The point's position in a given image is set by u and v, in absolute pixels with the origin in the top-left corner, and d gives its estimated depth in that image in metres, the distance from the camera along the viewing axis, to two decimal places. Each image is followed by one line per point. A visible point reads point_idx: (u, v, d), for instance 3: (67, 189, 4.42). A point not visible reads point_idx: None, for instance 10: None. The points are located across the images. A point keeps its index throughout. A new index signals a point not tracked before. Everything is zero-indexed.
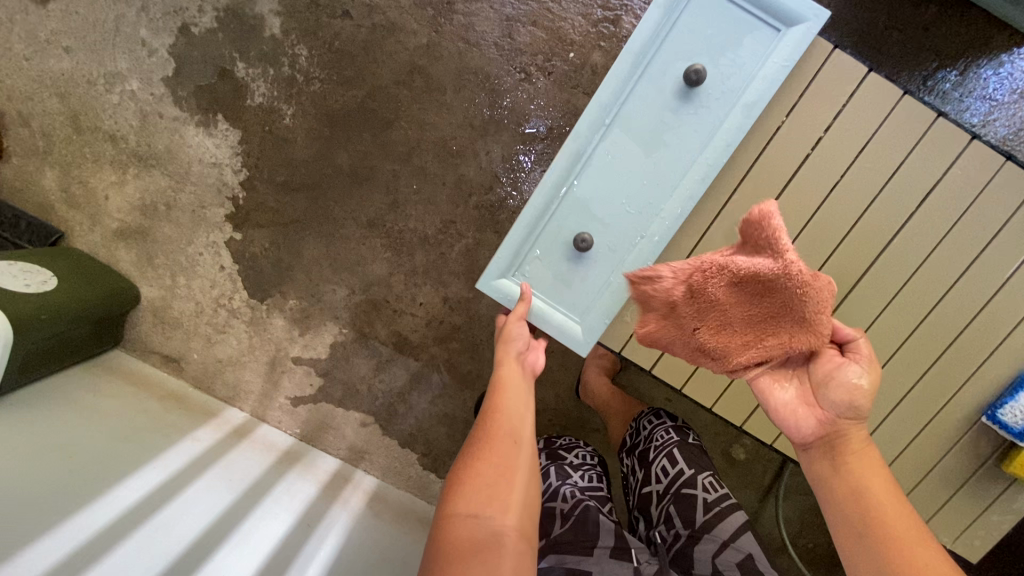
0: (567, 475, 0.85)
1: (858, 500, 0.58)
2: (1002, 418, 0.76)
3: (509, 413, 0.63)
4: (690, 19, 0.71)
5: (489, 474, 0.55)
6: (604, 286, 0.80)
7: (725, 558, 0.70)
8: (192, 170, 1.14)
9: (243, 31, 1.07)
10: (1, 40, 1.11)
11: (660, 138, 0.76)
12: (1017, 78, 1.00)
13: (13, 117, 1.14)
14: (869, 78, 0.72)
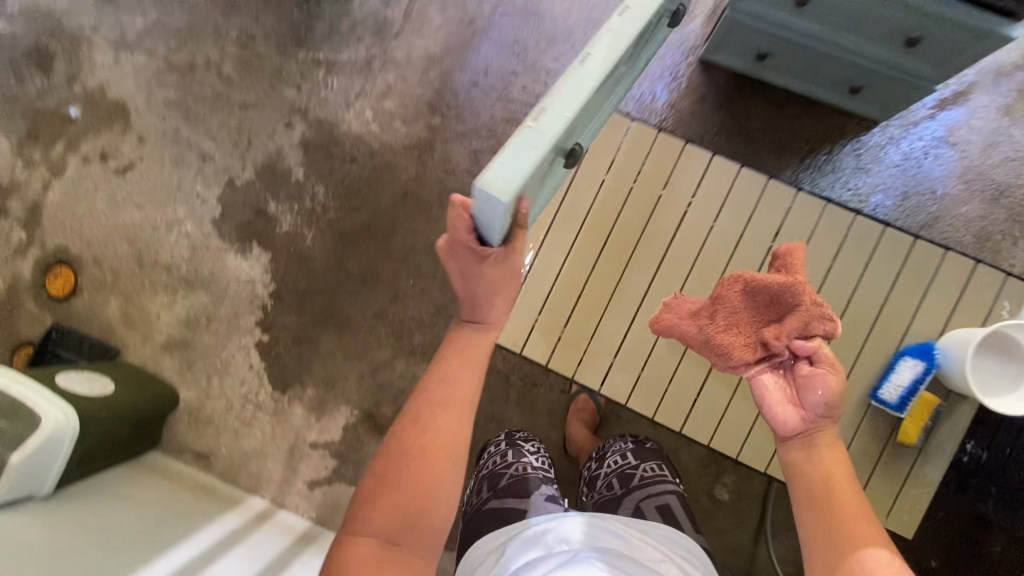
0: (524, 454, 1.00)
1: (822, 476, 0.75)
2: (883, 396, 1.10)
3: (429, 441, 0.68)
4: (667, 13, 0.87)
5: (413, 468, 0.67)
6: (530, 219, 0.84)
7: (647, 502, 0.90)
8: (230, 288, 1.40)
9: (275, 179, 1.39)
10: (87, 203, 1.43)
11: (596, 118, 0.88)
12: (873, 152, 1.28)
13: (89, 260, 1.43)
14: (717, 168, 1.20)
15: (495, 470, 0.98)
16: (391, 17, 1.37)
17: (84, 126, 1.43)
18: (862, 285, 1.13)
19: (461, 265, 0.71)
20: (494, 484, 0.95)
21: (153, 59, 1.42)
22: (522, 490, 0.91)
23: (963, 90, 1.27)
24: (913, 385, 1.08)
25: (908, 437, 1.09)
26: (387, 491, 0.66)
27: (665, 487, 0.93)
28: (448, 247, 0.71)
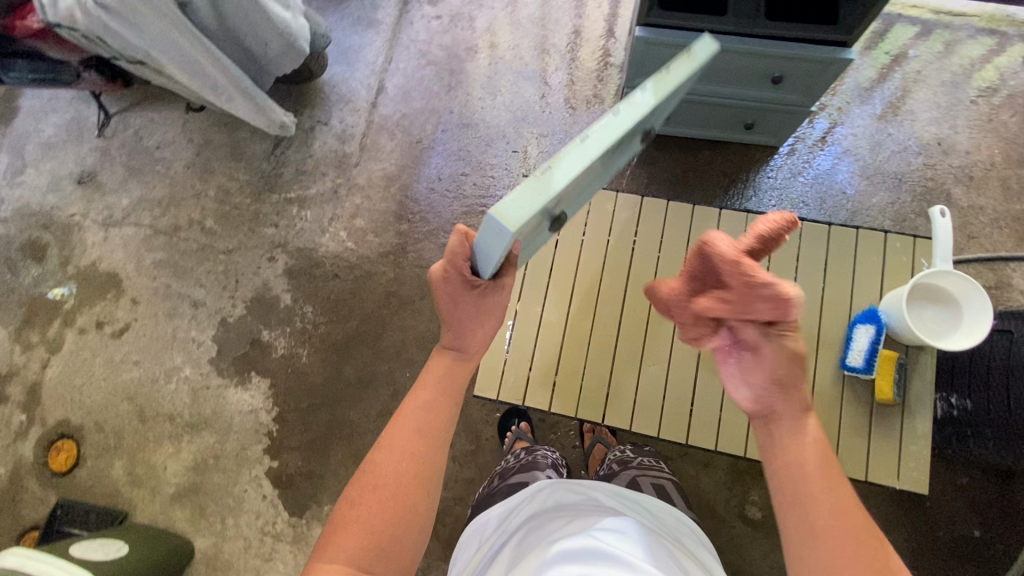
0: (537, 449, 1.16)
1: (790, 420, 0.70)
2: (848, 362, 0.89)
3: (412, 462, 0.70)
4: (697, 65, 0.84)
5: (396, 491, 0.68)
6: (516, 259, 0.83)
7: (643, 478, 1.03)
8: (234, 421, 1.43)
9: (265, 309, 1.49)
10: (85, 372, 1.49)
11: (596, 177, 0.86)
12: (783, 172, 1.48)
13: (91, 426, 1.45)
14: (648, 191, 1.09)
15: (508, 467, 1.09)
16: (349, 150, 1.57)
17: (79, 300, 1.53)
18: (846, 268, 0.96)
19: (451, 289, 0.77)
20: (505, 474, 1.06)
21: (140, 228, 1.56)
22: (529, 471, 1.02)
23: (839, 108, 1.51)
24: (874, 349, 0.87)
25: (889, 397, 0.86)
26: (353, 519, 0.66)
27: (660, 474, 1.05)
28: (442, 272, 0.77)
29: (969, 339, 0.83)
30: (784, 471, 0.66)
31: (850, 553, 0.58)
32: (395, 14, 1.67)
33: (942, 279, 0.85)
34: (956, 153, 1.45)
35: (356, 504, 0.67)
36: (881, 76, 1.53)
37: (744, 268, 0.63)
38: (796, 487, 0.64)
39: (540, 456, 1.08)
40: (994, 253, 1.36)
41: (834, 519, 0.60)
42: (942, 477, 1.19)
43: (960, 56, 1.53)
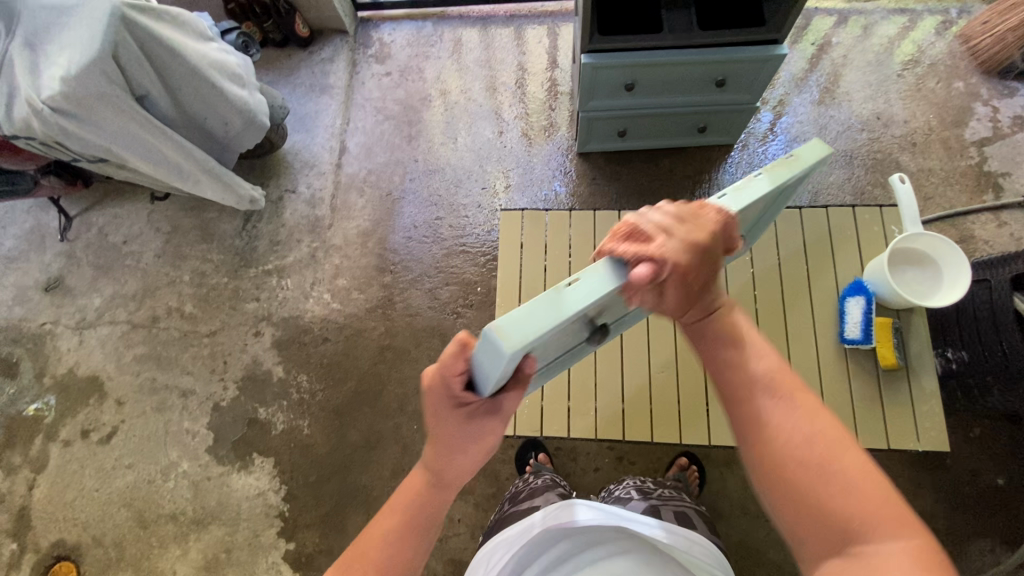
0: (550, 478, 1.08)
1: (739, 375, 0.55)
2: (849, 336, 0.91)
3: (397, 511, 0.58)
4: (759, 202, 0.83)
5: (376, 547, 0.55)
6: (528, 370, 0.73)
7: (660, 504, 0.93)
8: (242, 508, 1.36)
9: (259, 386, 1.45)
10: (76, 485, 1.41)
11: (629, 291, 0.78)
12: (742, 166, 1.55)
13: (89, 542, 1.37)
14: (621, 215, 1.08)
15: (520, 491, 1.04)
16: (321, 213, 1.58)
17: (60, 411, 1.46)
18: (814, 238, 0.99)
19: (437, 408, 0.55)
20: (517, 499, 1.01)
21: (116, 326, 1.52)
22: (541, 494, 0.97)
23: (780, 100, 1.60)
24: (868, 320, 0.90)
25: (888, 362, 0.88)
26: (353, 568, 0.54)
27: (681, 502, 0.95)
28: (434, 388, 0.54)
29: (955, 291, 0.87)
30: (746, 435, 0.52)
31: (827, 532, 0.45)
32: (345, 77, 1.71)
33: (921, 241, 0.89)
34: (895, 124, 1.54)
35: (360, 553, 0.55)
36: (812, 65, 1.63)
37: (692, 216, 0.53)
38: (781, 474, 0.48)
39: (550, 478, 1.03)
40: (952, 210, 1.43)
41: (796, 498, 0.47)
42: (956, 432, 1.21)
43: (878, 37, 1.64)
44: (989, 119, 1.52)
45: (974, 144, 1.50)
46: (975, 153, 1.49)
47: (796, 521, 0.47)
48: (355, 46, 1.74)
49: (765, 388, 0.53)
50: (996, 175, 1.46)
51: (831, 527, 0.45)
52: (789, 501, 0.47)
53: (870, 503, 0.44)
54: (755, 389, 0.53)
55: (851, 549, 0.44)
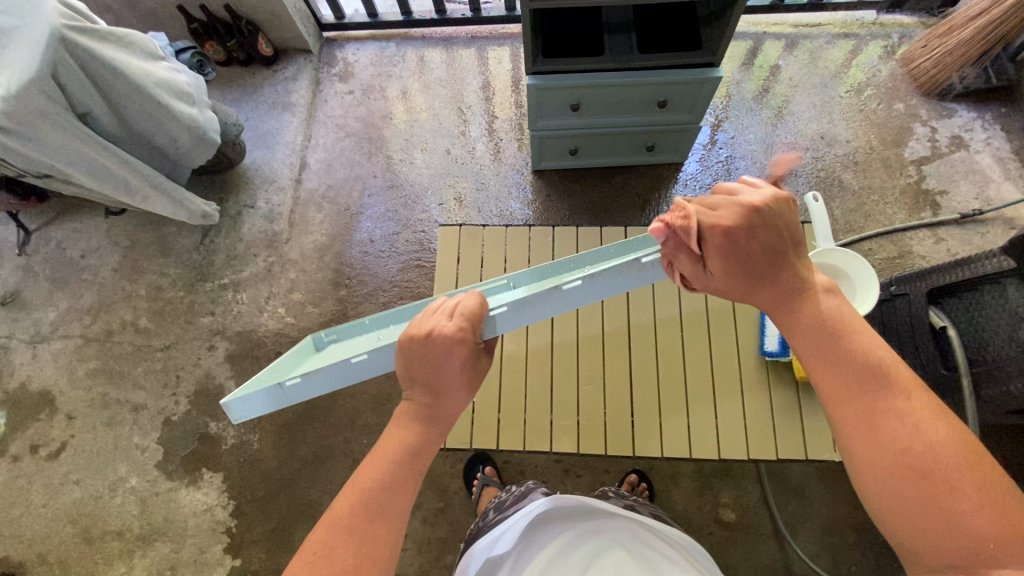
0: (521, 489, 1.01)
1: (860, 386, 0.51)
2: (768, 350, 1.02)
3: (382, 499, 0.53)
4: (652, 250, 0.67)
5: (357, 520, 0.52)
6: None
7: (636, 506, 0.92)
8: (189, 524, 1.36)
9: (210, 400, 1.45)
10: (22, 502, 1.39)
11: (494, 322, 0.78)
12: (692, 182, 1.59)
13: (32, 561, 1.35)
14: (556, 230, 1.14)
15: (502, 500, 0.98)
16: (279, 228, 1.59)
17: (10, 427, 1.45)
18: None
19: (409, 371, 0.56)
20: (500, 507, 0.95)
21: (70, 340, 1.52)
22: (525, 497, 0.93)
23: (731, 120, 1.65)
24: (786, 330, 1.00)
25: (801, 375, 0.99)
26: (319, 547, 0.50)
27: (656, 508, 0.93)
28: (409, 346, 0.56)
29: (864, 305, 0.95)
30: (851, 440, 0.51)
31: (948, 532, 0.45)
32: (308, 95, 1.74)
33: (837, 257, 0.98)
34: (839, 144, 1.60)
35: (326, 548, 0.50)
36: (761, 87, 1.68)
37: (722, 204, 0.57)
38: (885, 490, 0.48)
39: (533, 482, 0.99)
40: (890, 227, 1.49)
41: (929, 499, 0.46)
42: None
43: (826, 60, 1.70)
44: (928, 139, 1.59)
45: (913, 163, 1.57)
46: (913, 172, 1.56)
47: (906, 524, 0.47)
48: (319, 65, 1.78)
49: (890, 388, 0.50)
50: (934, 193, 1.53)
51: (962, 537, 0.45)
52: (897, 501, 0.47)
53: (1004, 514, 0.44)
54: (874, 396, 0.50)
55: (976, 558, 0.44)
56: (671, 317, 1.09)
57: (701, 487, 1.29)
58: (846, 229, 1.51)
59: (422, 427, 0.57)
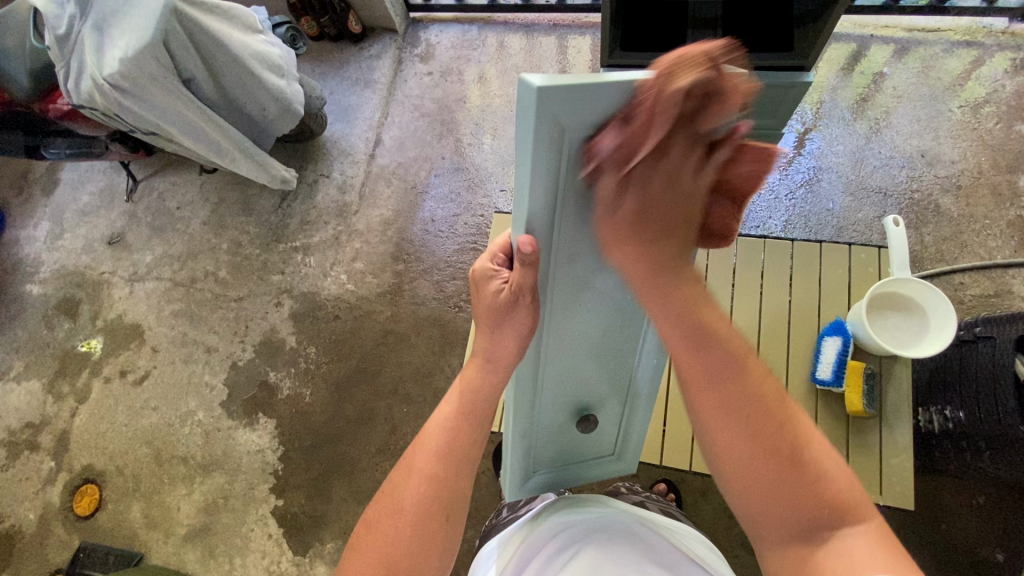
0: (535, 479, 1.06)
1: (719, 390, 0.52)
2: (819, 377, 1.03)
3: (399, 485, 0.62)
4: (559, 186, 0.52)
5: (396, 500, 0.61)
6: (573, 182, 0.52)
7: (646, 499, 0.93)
8: (243, 461, 1.49)
9: (273, 352, 1.57)
10: (110, 419, 1.58)
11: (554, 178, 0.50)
12: (767, 191, 1.51)
13: (112, 471, 1.53)
14: None
15: (517, 497, 1.01)
16: (348, 199, 1.68)
17: (105, 351, 1.65)
18: (800, 286, 1.11)
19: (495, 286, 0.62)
20: (514, 505, 0.98)
21: (161, 282, 1.68)
22: (538, 497, 0.95)
23: (820, 129, 1.54)
24: (841, 360, 1.01)
25: (854, 408, 1.00)
26: (370, 537, 0.60)
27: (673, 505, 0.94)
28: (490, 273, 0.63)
29: (931, 348, 0.93)
30: (716, 441, 0.54)
31: (790, 519, 0.52)
32: (389, 73, 1.80)
33: (917, 289, 0.96)
34: (941, 164, 1.46)
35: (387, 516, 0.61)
36: (861, 96, 1.55)
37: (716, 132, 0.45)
38: (745, 468, 0.52)
39: (545, 480, 1.00)
40: (989, 262, 1.35)
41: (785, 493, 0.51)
42: (955, 497, 1.13)
43: (939, 71, 1.54)
44: None
45: None
46: None
47: (762, 517, 0.53)
48: (402, 44, 1.84)
49: (741, 367, 0.53)
50: None
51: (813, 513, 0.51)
52: (753, 491, 0.53)
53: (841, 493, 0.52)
54: (733, 397, 0.52)
55: (825, 534, 0.51)
56: (722, 328, 1.12)
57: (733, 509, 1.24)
58: (936, 259, 1.38)
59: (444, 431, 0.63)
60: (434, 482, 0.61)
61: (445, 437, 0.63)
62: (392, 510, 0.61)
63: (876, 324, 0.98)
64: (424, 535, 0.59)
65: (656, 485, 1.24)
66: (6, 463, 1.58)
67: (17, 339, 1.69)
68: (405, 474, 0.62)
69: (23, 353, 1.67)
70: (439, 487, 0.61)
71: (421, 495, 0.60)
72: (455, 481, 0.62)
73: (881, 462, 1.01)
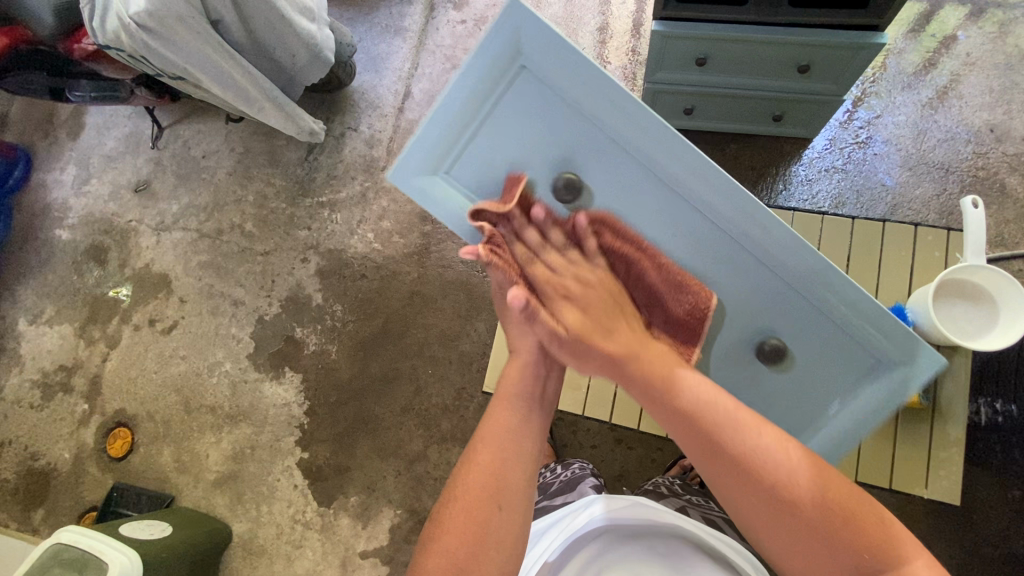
0: (569, 465, 1.10)
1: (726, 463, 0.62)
2: None
3: (471, 472, 0.64)
4: (508, 129, 0.77)
5: (467, 489, 0.63)
6: (486, 149, 0.78)
7: (686, 505, 0.95)
8: (270, 413, 1.52)
9: (299, 308, 1.56)
10: (140, 365, 1.61)
11: (484, 150, 0.78)
12: (819, 161, 1.42)
13: (143, 417, 1.57)
14: None
15: (548, 482, 1.06)
16: (376, 154, 1.63)
17: (134, 299, 1.66)
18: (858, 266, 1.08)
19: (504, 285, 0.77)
20: (547, 491, 1.02)
21: (187, 232, 1.67)
22: (574, 488, 0.97)
23: (880, 96, 1.43)
24: None
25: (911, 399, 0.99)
26: (445, 530, 0.61)
27: (711, 510, 0.96)
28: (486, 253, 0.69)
29: (1009, 309, 0.92)
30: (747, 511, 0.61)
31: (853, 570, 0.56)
32: (420, 21, 1.70)
33: (999, 283, 0.93)
34: (1010, 141, 1.36)
35: (450, 503, 0.63)
36: (928, 60, 1.43)
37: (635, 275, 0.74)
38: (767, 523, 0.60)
39: (580, 470, 1.04)
40: None
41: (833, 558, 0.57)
42: (996, 491, 1.10)
43: (1018, 36, 1.41)
44: None
45: None
46: None
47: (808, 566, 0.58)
48: None
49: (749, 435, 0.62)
50: None
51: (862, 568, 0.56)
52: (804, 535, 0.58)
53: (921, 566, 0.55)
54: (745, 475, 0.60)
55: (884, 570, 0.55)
56: None
57: None
58: (996, 242, 1.31)
59: (511, 422, 0.68)
60: (491, 470, 0.63)
61: (506, 424, 0.67)
62: (451, 500, 0.63)
63: (944, 315, 0.95)
64: (482, 522, 0.60)
65: (683, 460, 1.24)
66: (42, 403, 1.63)
67: (48, 283, 1.71)
68: (459, 475, 0.65)
69: (54, 297, 1.70)
70: (493, 473, 0.63)
71: (476, 483, 0.63)
72: (508, 469, 0.64)
73: (930, 456, 1.03)
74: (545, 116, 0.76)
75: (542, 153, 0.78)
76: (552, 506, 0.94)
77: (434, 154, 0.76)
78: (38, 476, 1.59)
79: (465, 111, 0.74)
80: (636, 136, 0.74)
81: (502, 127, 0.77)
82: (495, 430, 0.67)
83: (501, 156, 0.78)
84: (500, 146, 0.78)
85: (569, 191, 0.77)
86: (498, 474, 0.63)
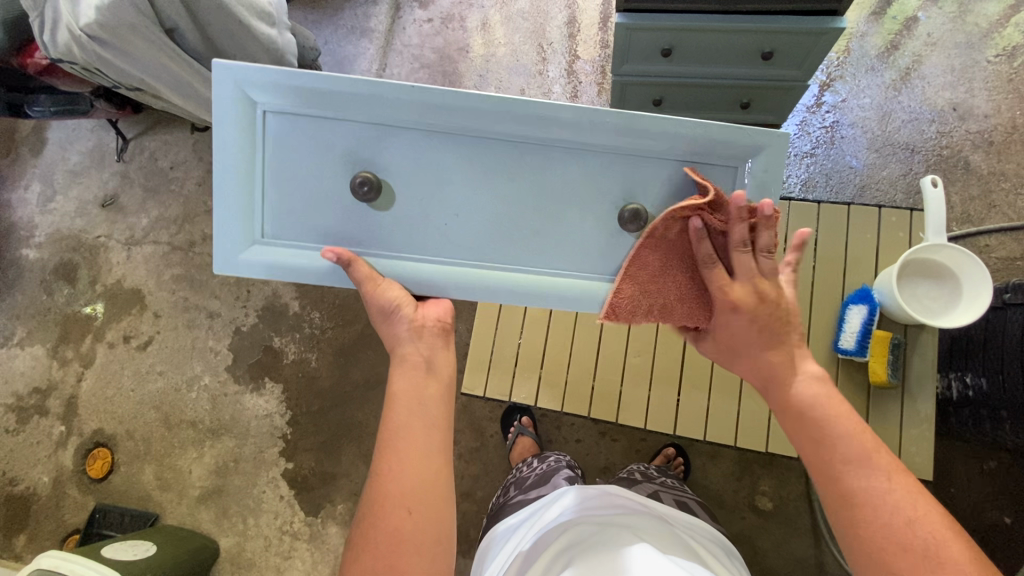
0: (543, 458, 1.10)
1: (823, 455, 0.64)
2: (844, 346, 1.04)
3: (397, 481, 0.63)
4: (288, 164, 0.76)
5: (393, 498, 0.62)
6: (282, 190, 0.76)
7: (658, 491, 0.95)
8: (252, 425, 1.50)
9: (276, 317, 1.55)
10: (116, 383, 1.58)
11: (280, 188, 0.76)
12: (788, 146, 1.44)
13: (122, 436, 1.55)
14: None
15: (526, 477, 1.05)
16: None
17: (107, 317, 1.62)
18: (825, 249, 1.10)
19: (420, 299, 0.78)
20: (523, 485, 1.02)
21: (158, 246, 1.64)
22: (548, 481, 0.97)
23: (845, 79, 1.45)
24: (866, 329, 1.02)
25: (878, 377, 1.01)
26: (382, 543, 0.60)
27: (684, 494, 0.96)
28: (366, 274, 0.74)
29: (972, 288, 0.94)
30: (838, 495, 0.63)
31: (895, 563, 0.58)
32: (386, 21, 1.68)
33: (973, 272, 0.94)
34: (973, 118, 1.38)
35: (382, 515, 0.61)
36: (891, 42, 1.44)
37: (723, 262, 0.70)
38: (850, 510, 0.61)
39: (555, 461, 1.05)
40: (1018, 224, 1.30)
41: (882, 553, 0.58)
42: (968, 462, 1.15)
43: (977, 15, 1.43)
44: None
45: None
46: None
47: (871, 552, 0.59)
48: None
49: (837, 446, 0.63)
50: None
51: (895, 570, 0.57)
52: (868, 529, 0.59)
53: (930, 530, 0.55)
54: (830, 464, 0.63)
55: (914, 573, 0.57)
56: None
57: (741, 472, 1.27)
58: (963, 220, 1.34)
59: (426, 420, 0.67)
60: (416, 476, 0.63)
61: (426, 427, 0.66)
62: (382, 513, 0.62)
63: (907, 292, 0.97)
64: (415, 530, 0.61)
65: (665, 448, 1.25)
66: (17, 427, 1.59)
67: (17, 305, 1.67)
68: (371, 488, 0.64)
69: (24, 318, 1.65)
70: (418, 477, 0.63)
71: (404, 491, 0.62)
72: (411, 476, 0.63)
73: (901, 434, 1.04)
74: (320, 131, 0.75)
75: (338, 161, 0.76)
76: (527, 500, 0.94)
77: (240, 226, 0.76)
78: (17, 502, 1.55)
79: (233, 178, 0.75)
80: (412, 109, 0.72)
81: (284, 165, 0.76)
82: (413, 434, 0.65)
83: (301, 188, 0.76)
84: (296, 180, 0.76)
85: (371, 187, 0.74)
86: (424, 475, 0.64)
